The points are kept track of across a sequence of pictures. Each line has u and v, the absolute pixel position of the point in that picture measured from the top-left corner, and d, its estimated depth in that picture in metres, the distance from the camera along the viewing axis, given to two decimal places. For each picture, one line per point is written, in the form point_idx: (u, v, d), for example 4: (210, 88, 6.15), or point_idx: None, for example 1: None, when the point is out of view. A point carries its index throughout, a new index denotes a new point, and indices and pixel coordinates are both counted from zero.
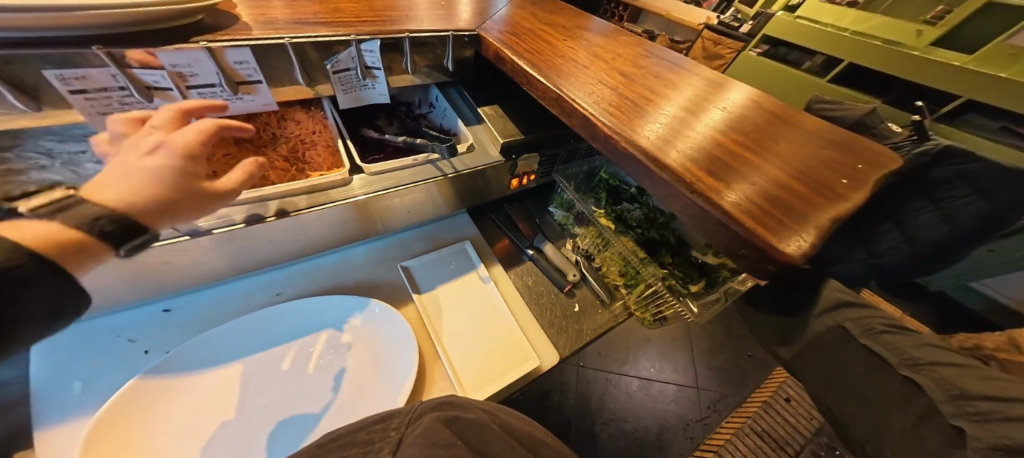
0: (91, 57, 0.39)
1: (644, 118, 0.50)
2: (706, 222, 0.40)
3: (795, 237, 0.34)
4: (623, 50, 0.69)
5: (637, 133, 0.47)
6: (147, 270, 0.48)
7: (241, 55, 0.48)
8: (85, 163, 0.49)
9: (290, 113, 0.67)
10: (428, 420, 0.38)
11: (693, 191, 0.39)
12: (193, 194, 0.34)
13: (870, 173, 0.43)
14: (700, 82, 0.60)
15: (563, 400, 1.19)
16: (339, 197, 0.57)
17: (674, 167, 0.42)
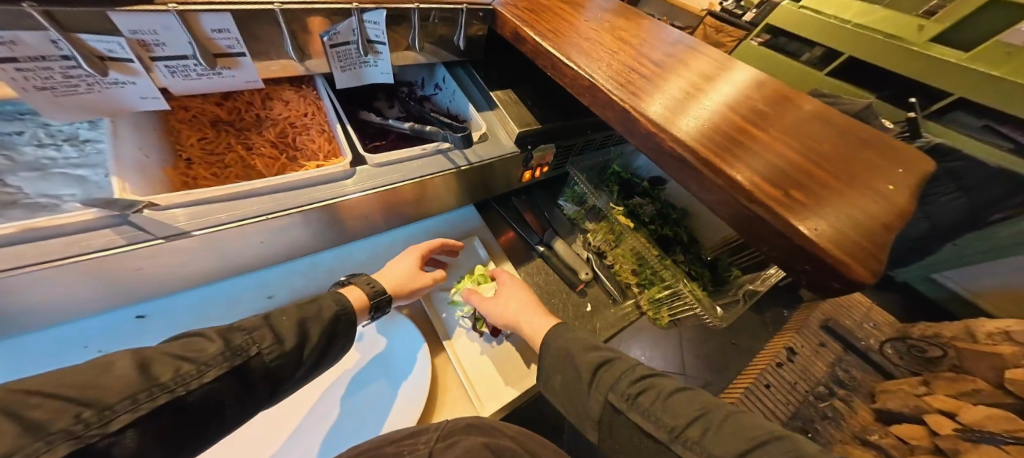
0: (26, 19, 0.30)
1: (652, 89, 0.47)
2: (765, 233, 0.35)
3: (868, 250, 0.30)
4: (636, 28, 0.62)
5: (686, 127, 0.41)
6: (115, 277, 0.41)
7: (220, 22, 0.39)
8: (25, 147, 0.41)
9: (277, 92, 0.57)
10: (468, 442, 0.41)
11: (754, 199, 0.35)
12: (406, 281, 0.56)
13: (910, 178, 0.37)
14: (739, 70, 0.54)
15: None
16: (324, 197, 0.49)
17: (686, 140, 0.40)
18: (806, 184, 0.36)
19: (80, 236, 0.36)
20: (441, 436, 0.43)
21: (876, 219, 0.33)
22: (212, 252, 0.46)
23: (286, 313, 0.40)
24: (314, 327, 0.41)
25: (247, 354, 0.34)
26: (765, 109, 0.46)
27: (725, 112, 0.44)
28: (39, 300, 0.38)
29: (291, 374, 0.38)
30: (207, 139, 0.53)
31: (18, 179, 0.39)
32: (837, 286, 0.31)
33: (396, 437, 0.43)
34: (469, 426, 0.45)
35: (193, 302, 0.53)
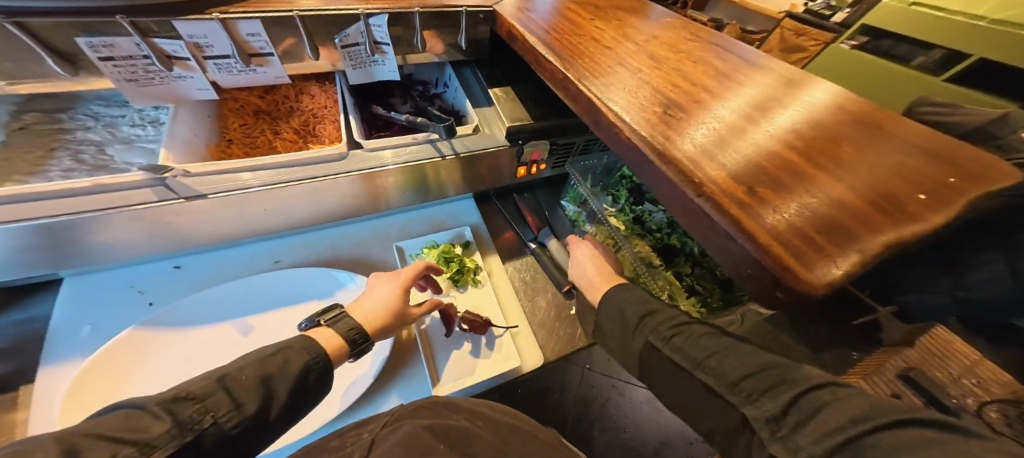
0: (117, 25, 0.42)
1: (680, 113, 0.41)
2: (710, 230, 0.33)
3: (820, 256, 0.27)
4: (684, 45, 0.58)
5: (648, 120, 0.40)
6: (147, 229, 0.51)
7: (252, 27, 0.48)
8: (122, 126, 0.56)
9: (307, 87, 0.68)
10: (410, 427, 0.41)
11: (701, 191, 0.32)
12: (393, 313, 0.51)
13: (965, 192, 0.30)
14: (749, 70, 0.49)
15: (561, 399, 1.16)
16: (322, 173, 0.56)
17: (690, 167, 0.34)
18: (778, 186, 0.32)
19: (131, 192, 0.47)
20: (389, 422, 0.44)
21: (850, 222, 0.29)
22: (229, 217, 0.55)
23: (245, 372, 0.34)
24: (279, 386, 0.35)
25: (200, 428, 0.29)
26: (758, 106, 0.41)
27: (704, 109, 0.42)
28: (100, 242, 0.51)
29: (256, 436, 0.33)
30: (247, 125, 0.64)
31: (113, 149, 0.53)
32: (779, 296, 0.28)
33: (349, 428, 0.45)
34: (421, 410, 0.45)
35: (216, 259, 0.64)
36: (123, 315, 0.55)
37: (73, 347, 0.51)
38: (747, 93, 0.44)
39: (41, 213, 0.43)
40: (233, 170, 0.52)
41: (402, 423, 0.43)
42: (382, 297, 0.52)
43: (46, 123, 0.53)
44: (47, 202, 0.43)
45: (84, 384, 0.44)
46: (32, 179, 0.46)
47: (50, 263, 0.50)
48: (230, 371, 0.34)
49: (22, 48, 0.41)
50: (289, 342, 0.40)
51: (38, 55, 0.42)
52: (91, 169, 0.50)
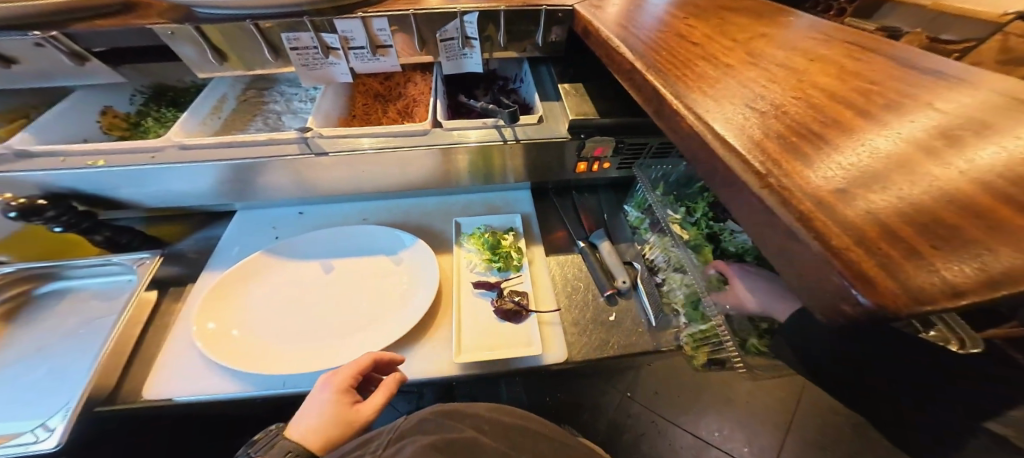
0: (301, 24, 0.58)
1: (747, 105, 0.37)
2: (767, 232, 0.27)
3: (907, 261, 0.20)
4: (805, 46, 0.50)
5: (721, 112, 0.36)
6: (289, 178, 0.65)
7: (382, 23, 0.61)
8: (296, 103, 0.74)
9: (413, 76, 0.81)
10: (414, 446, 0.40)
11: (763, 182, 0.27)
12: (338, 421, 0.46)
13: None
14: (867, 70, 0.40)
15: (591, 421, 1.25)
16: (408, 145, 0.65)
17: (772, 164, 0.28)
18: (885, 186, 0.25)
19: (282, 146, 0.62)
20: (394, 438, 0.43)
21: (988, 231, 0.20)
22: (338, 173, 0.67)
23: None
24: None
25: None
26: (865, 103, 0.33)
27: (788, 105, 0.36)
28: (262, 184, 0.65)
29: None
30: (368, 105, 0.78)
31: (285, 118, 0.70)
32: (845, 311, 0.20)
33: (347, 450, 0.44)
34: (424, 424, 0.45)
35: (325, 211, 0.78)
36: (255, 239, 0.71)
37: (223, 256, 0.67)
38: (846, 92, 0.37)
39: (224, 157, 0.59)
40: (352, 140, 0.64)
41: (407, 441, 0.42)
42: (321, 418, 0.46)
43: (258, 97, 0.73)
44: (235, 150, 0.60)
45: (219, 288, 0.60)
46: (237, 132, 0.65)
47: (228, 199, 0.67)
48: None
49: (252, 41, 0.59)
50: None
51: (259, 46, 0.60)
52: (271, 130, 0.66)
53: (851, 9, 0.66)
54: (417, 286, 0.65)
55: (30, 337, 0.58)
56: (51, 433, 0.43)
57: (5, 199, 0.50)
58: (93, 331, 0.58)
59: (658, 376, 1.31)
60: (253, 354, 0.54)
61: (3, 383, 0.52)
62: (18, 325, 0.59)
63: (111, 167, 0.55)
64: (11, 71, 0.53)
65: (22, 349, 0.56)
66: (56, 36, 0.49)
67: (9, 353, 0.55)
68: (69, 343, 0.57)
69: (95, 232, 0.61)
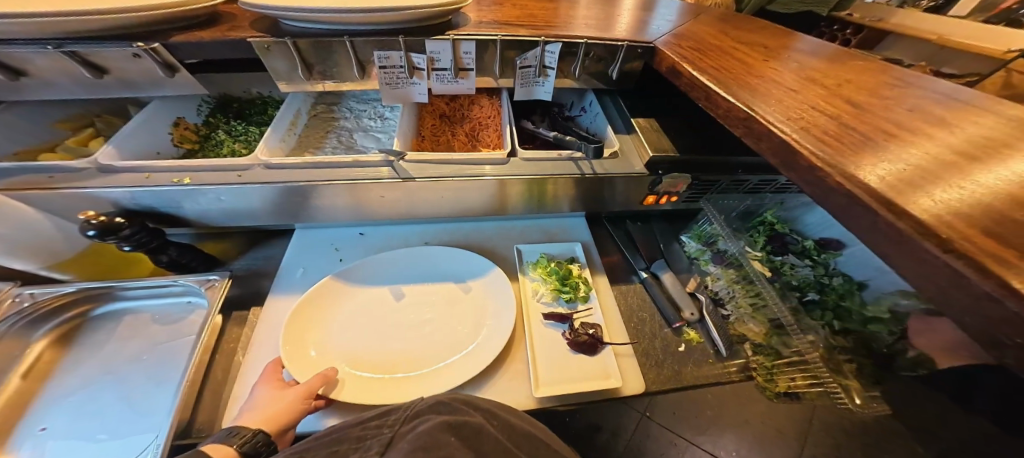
0: (394, 43, 0.57)
1: (885, 154, 0.35)
2: (954, 289, 0.25)
3: None
4: (912, 90, 0.49)
5: (867, 161, 0.35)
6: (366, 201, 0.62)
7: (468, 46, 0.61)
8: (364, 120, 0.73)
9: (478, 99, 0.81)
10: (423, 424, 0.38)
11: (949, 246, 0.25)
12: (285, 394, 0.46)
13: None
14: (991, 117, 0.39)
15: (611, 442, 1.22)
16: (488, 172, 0.64)
17: (936, 215, 0.27)
18: None
19: (368, 169, 0.60)
20: (406, 418, 0.40)
21: None
22: (409, 199, 0.64)
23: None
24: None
25: None
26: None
27: (929, 153, 0.34)
28: (335, 205, 0.62)
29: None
30: (435, 126, 0.78)
31: (357, 136, 0.69)
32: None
33: (363, 418, 0.41)
34: (436, 405, 0.42)
35: (389, 231, 0.77)
36: (321, 261, 0.69)
37: (287, 282, 0.65)
38: (978, 136, 0.35)
39: (301, 178, 0.56)
40: (436, 165, 0.62)
41: (424, 419, 0.39)
42: (261, 407, 0.44)
43: (327, 112, 0.72)
44: (315, 169, 0.57)
45: (300, 312, 0.58)
46: (316, 151, 0.63)
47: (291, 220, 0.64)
48: None
49: (344, 58, 0.58)
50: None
51: (349, 63, 0.59)
52: (346, 149, 0.65)
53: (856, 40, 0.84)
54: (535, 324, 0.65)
55: (94, 360, 0.56)
56: None
57: (86, 216, 0.48)
58: (158, 357, 0.56)
59: (679, 397, 1.30)
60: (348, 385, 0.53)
61: (78, 408, 0.50)
62: (81, 347, 0.57)
63: (197, 186, 0.52)
64: (101, 82, 0.52)
65: (89, 373, 0.54)
66: (156, 48, 0.48)
67: (75, 378, 0.54)
68: (136, 370, 0.55)
69: (161, 252, 0.58)
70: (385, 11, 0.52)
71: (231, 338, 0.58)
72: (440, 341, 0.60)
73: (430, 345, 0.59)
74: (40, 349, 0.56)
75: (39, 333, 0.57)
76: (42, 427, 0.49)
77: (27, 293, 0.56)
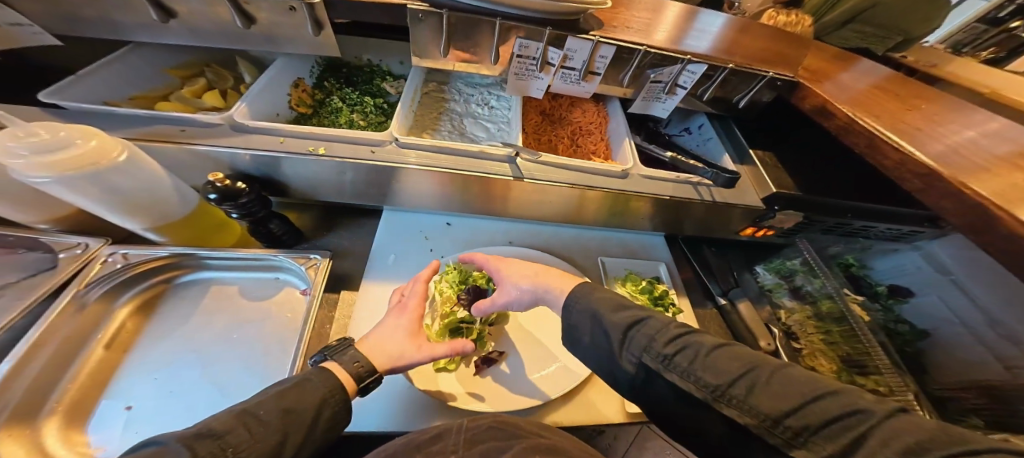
0: (541, 33, 0.54)
1: None
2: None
3: None
4: None
5: None
6: (479, 194, 0.60)
7: (608, 51, 0.58)
8: (472, 107, 0.70)
9: (582, 103, 0.78)
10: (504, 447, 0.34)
11: None
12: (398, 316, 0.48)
13: None
14: None
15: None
16: (606, 184, 0.61)
17: None
18: None
19: (494, 164, 0.57)
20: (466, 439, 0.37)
21: None
22: (519, 196, 0.62)
23: (263, 406, 0.33)
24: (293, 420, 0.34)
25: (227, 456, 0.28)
26: None
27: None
28: (444, 192, 0.59)
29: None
30: (538, 122, 0.75)
31: (467, 122, 0.66)
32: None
33: (416, 438, 0.37)
34: (491, 431, 0.38)
35: (475, 225, 0.74)
36: (413, 249, 0.66)
37: (380, 266, 0.62)
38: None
39: (426, 164, 0.53)
40: (556, 168, 0.60)
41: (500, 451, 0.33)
42: (379, 335, 0.46)
43: (438, 91, 0.69)
44: (434, 154, 0.54)
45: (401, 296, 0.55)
46: (433, 135, 0.61)
47: (391, 199, 0.62)
48: (248, 406, 0.33)
49: (485, 38, 0.55)
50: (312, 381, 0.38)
51: (489, 47, 0.57)
52: (458, 134, 0.63)
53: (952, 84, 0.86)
54: None
55: (178, 333, 0.50)
56: None
57: (213, 177, 0.45)
58: (246, 339, 0.51)
59: None
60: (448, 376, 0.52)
61: (164, 388, 0.45)
62: (164, 318, 0.52)
63: (326, 157, 0.50)
64: (244, 32, 0.49)
65: (174, 348, 0.49)
66: (315, 4, 0.45)
67: (158, 351, 0.49)
68: (225, 350, 0.49)
69: (265, 224, 0.55)
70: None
71: (327, 324, 0.54)
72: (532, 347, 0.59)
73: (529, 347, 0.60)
74: (123, 317, 0.50)
75: (123, 299, 0.51)
76: (129, 406, 0.44)
77: (121, 253, 0.51)
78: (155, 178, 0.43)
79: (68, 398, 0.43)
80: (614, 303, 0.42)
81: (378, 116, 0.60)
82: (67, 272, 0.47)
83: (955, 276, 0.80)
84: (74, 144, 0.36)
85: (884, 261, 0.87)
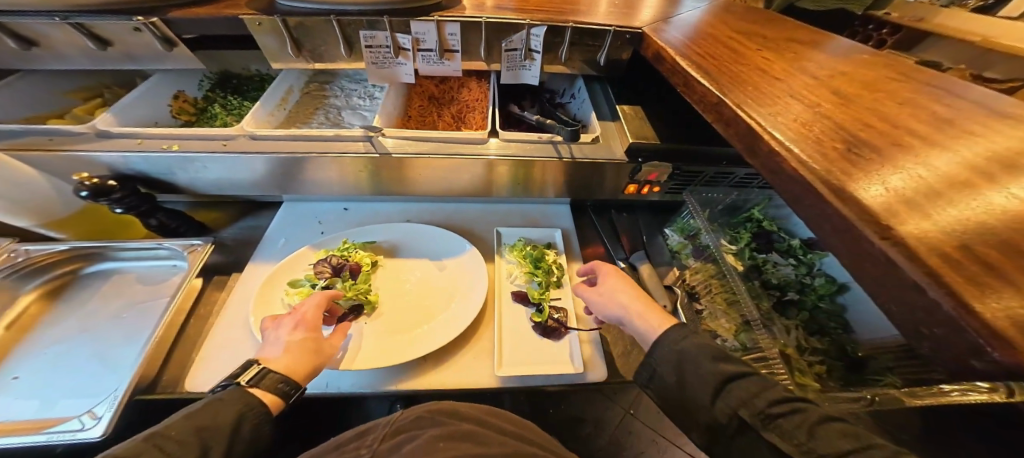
0: (382, 24, 0.59)
1: (843, 141, 0.34)
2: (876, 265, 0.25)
3: (994, 279, 0.20)
4: (882, 74, 0.48)
5: (822, 148, 0.34)
6: (349, 175, 0.64)
7: (454, 28, 0.62)
8: (354, 98, 0.75)
9: (467, 82, 0.82)
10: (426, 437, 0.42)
11: (886, 234, 0.24)
12: (298, 324, 0.49)
13: None
14: (958, 109, 0.37)
15: (593, 435, 1.19)
16: (472, 152, 0.65)
17: (866, 199, 0.27)
18: (954, 214, 0.24)
19: (348, 143, 0.62)
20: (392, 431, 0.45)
21: None
22: (389, 175, 0.66)
23: (175, 427, 0.35)
24: (212, 437, 0.36)
25: None
26: (985, 151, 0.30)
27: (904, 140, 0.33)
28: (316, 177, 0.64)
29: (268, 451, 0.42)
30: (423, 106, 0.79)
31: (345, 113, 0.71)
32: (976, 366, 0.19)
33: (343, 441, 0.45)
34: (418, 421, 0.46)
35: (372, 209, 0.78)
36: (304, 234, 0.70)
37: (269, 251, 0.66)
38: (971, 136, 0.32)
39: (284, 150, 0.58)
40: (418, 143, 0.64)
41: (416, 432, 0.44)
42: (273, 350, 0.46)
43: (320, 90, 0.75)
44: (295, 142, 0.60)
45: (274, 276, 0.59)
46: (304, 125, 0.66)
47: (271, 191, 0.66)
48: (162, 429, 0.35)
49: (331, 36, 0.60)
50: (231, 392, 0.40)
51: (336, 43, 0.61)
52: (333, 125, 0.68)
53: (892, 41, 0.75)
54: (505, 305, 0.66)
55: (73, 316, 0.56)
56: (99, 421, 0.41)
57: (80, 177, 0.51)
58: (134, 317, 0.56)
59: None
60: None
61: (51, 361, 0.50)
62: (65, 303, 0.57)
63: (184, 152, 0.56)
64: (104, 54, 0.56)
65: (66, 329, 0.54)
66: (154, 22, 0.52)
67: (54, 330, 0.54)
68: (112, 327, 0.54)
69: (151, 216, 0.61)
70: None
71: (210, 303, 0.59)
72: (398, 323, 0.60)
73: (404, 323, 0.60)
74: (27, 302, 0.56)
75: (29, 286, 0.57)
76: (15, 376, 0.49)
77: (23, 249, 0.57)
78: (23, 177, 0.51)
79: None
80: (710, 352, 0.42)
81: None
82: None
83: None
84: None
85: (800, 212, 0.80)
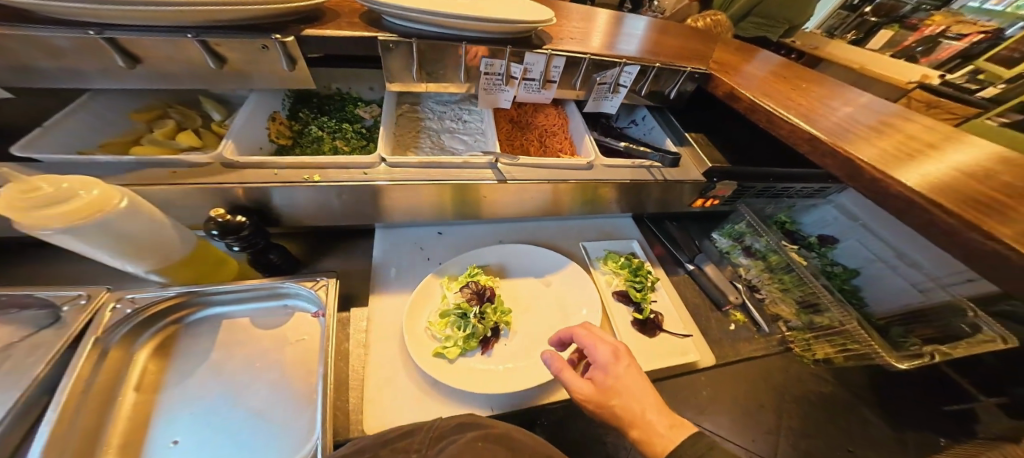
0: (501, 54, 0.62)
1: (926, 172, 0.48)
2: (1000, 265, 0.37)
3: None
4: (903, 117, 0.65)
5: (923, 179, 0.46)
6: (470, 198, 0.65)
7: (559, 61, 0.66)
8: (448, 123, 0.75)
9: (543, 108, 0.87)
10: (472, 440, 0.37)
11: None
12: None
13: None
14: (971, 149, 0.53)
15: None
16: (577, 175, 0.70)
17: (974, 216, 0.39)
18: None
19: (475, 170, 0.63)
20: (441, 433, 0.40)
21: None
22: (504, 197, 0.68)
23: None
24: None
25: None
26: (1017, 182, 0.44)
27: (962, 174, 0.47)
28: (438, 202, 0.64)
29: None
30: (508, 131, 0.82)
31: (445, 137, 0.72)
32: None
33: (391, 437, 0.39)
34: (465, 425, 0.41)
35: (466, 230, 0.79)
36: (413, 261, 0.69)
37: (385, 281, 0.64)
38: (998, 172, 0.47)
39: (417, 178, 0.58)
40: (531, 167, 0.67)
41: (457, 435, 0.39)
42: None
43: (412, 112, 0.74)
44: (425, 169, 0.60)
45: (412, 306, 0.59)
46: (417, 152, 0.66)
47: (382, 216, 0.64)
48: None
49: (453, 63, 0.62)
50: None
51: (457, 68, 0.63)
52: (439, 149, 0.68)
53: None
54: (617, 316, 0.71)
55: (204, 368, 0.50)
56: None
57: (213, 213, 0.46)
58: (273, 362, 0.52)
59: None
60: (469, 370, 0.55)
61: (202, 420, 0.45)
62: (185, 353, 0.51)
63: (320, 183, 0.53)
64: (218, 72, 0.52)
65: (203, 383, 0.49)
66: (287, 41, 0.49)
67: (188, 385, 0.48)
68: (255, 376, 0.50)
69: (264, 254, 0.56)
70: (507, 22, 0.56)
71: (345, 339, 0.56)
72: (533, 338, 0.63)
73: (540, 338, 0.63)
74: (142, 361, 0.49)
75: (141, 340, 0.51)
76: (173, 440, 0.44)
77: (128, 298, 0.50)
78: (154, 221, 0.43)
79: (113, 444, 0.42)
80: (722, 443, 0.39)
81: (360, 140, 0.64)
82: (79, 323, 0.47)
83: (863, 220, 0.95)
84: (77, 195, 0.36)
85: (810, 215, 1.01)
